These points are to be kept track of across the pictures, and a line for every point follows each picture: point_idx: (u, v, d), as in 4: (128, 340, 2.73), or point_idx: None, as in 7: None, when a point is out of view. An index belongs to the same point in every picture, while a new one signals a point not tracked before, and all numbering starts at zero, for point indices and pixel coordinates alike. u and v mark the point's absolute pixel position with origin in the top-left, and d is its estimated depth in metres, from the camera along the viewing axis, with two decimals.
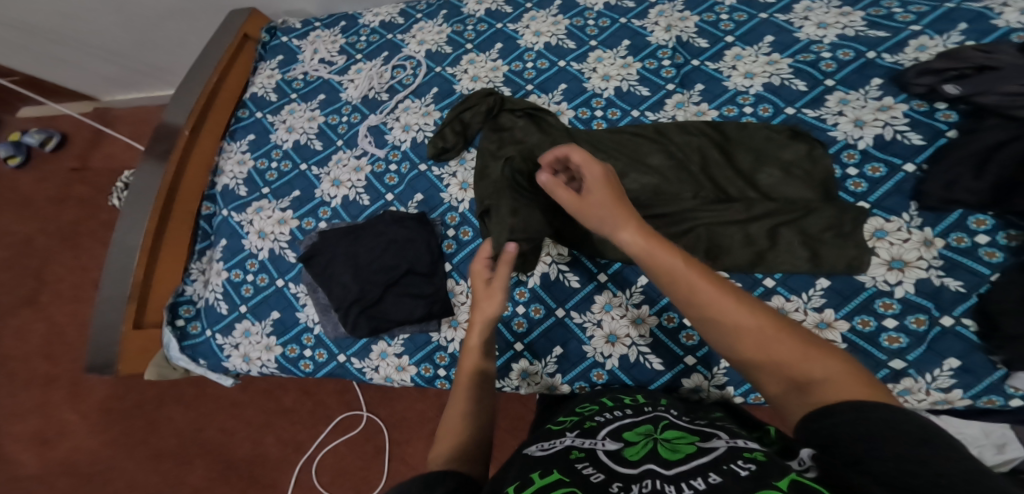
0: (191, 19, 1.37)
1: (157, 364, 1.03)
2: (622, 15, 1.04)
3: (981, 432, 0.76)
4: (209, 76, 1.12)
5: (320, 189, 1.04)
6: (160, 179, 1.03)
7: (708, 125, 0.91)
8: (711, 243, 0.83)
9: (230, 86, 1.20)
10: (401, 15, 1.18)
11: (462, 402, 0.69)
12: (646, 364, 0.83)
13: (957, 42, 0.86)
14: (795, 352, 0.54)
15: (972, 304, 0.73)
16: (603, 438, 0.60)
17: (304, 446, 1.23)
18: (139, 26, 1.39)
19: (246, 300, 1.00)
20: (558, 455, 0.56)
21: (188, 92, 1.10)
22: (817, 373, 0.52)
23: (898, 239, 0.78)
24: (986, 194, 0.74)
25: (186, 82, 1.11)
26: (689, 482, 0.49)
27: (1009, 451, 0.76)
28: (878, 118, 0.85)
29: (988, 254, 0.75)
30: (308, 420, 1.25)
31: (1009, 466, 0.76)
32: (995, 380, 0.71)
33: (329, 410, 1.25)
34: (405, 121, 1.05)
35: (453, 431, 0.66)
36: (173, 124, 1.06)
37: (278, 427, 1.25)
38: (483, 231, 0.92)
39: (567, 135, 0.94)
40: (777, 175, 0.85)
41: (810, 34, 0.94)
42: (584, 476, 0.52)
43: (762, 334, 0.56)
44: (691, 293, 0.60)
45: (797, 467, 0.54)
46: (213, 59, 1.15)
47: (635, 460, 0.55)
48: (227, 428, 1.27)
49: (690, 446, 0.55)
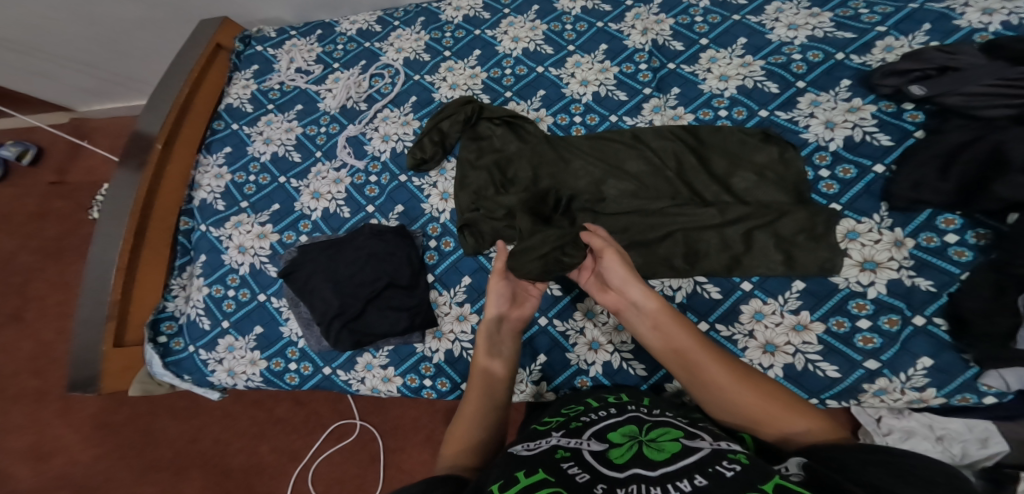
0: (161, 28, 1.35)
1: (140, 380, 1.01)
2: (598, 19, 1.04)
3: (964, 426, 0.74)
4: (180, 88, 1.10)
5: (299, 202, 1.03)
6: (135, 193, 1.01)
7: (683, 129, 0.91)
8: (689, 249, 0.84)
9: (203, 97, 1.18)
10: (378, 22, 1.17)
11: (472, 401, 0.71)
12: (629, 370, 0.83)
13: (921, 43, 0.87)
14: (776, 404, 0.61)
15: (942, 303, 0.75)
16: (589, 438, 0.60)
17: (300, 455, 1.22)
18: (111, 37, 1.37)
19: (228, 315, 0.99)
20: (543, 454, 0.57)
21: (160, 101, 1.08)
22: (795, 424, 0.59)
23: (869, 240, 0.79)
24: (952, 195, 0.76)
25: (156, 93, 1.09)
26: (675, 483, 0.49)
27: (991, 446, 0.73)
28: (847, 120, 0.86)
29: (957, 253, 0.76)
30: (302, 429, 1.24)
31: (992, 461, 0.73)
32: (967, 378, 0.72)
33: (322, 419, 1.24)
34: (384, 131, 1.04)
35: (460, 429, 0.69)
36: (147, 134, 1.05)
37: (273, 437, 1.25)
38: (466, 246, 0.92)
39: (545, 142, 0.95)
40: (751, 179, 0.85)
41: (781, 36, 0.95)
42: (569, 476, 0.52)
43: (755, 391, 0.62)
44: (694, 365, 0.65)
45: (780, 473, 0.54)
46: (185, 69, 1.13)
47: (621, 463, 0.55)
48: (221, 439, 1.26)
49: (675, 444, 0.56)
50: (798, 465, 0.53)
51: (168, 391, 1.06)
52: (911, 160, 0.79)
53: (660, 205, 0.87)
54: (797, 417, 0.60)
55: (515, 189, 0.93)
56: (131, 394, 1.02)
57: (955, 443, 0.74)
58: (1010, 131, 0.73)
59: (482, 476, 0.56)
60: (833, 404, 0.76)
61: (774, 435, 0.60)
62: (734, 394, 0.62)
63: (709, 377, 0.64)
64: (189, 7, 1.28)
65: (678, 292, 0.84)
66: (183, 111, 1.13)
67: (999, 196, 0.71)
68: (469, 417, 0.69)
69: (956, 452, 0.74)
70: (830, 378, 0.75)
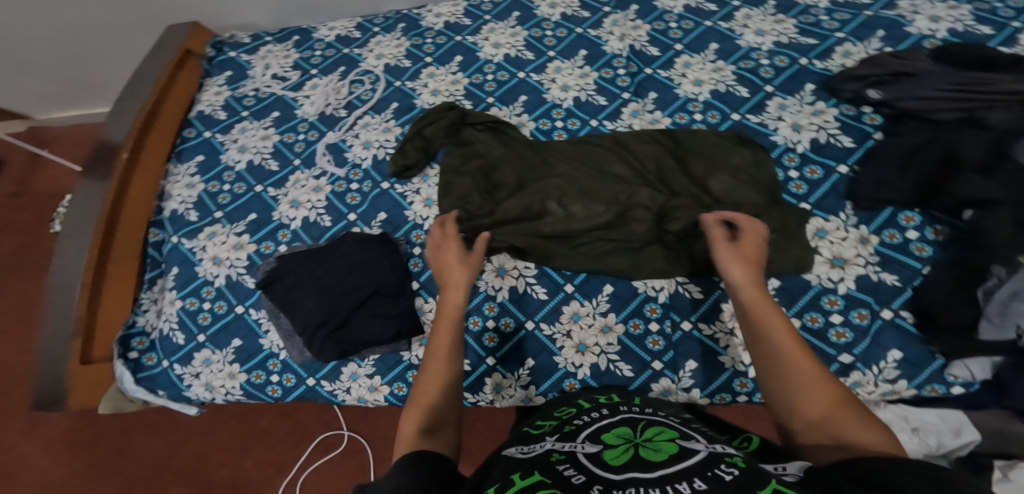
0: (125, 32, 1.30)
1: (111, 397, 0.99)
2: (577, 26, 1.05)
3: (937, 418, 0.76)
4: (147, 95, 1.07)
5: (277, 212, 1.01)
6: (102, 200, 0.98)
7: (661, 133, 0.93)
8: (669, 251, 0.86)
9: (173, 102, 1.14)
10: (357, 28, 1.16)
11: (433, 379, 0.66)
12: (617, 371, 0.84)
13: (876, 48, 0.92)
14: (843, 413, 0.55)
15: (908, 297, 0.78)
16: (582, 441, 0.61)
17: (286, 468, 1.20)
18: (73, 42, 1.32)
19: (204, 328, 0.96)
20: (539, 457, 0.57)
21: (127, 106, 1.05)
22: (857, 434, 0.54)
23: (837, 238, 0.82)
24: (912, 193, 0.79)
25: (122, 99, 1.05)
26: (675, 486, 0.49)
27: (964, 435, 0.75)
28: (813, 122, 0.89)
29: (917, 248, 0.80)
30: (288, 441, 1.22)
31: (965, 449, 0.75)
32: (935, 369, 0.75)
33: (308, 430, 1.23)
34: (365, 137, 1.03)
35: (430, 386, 0.66)
36: (112, 142, 1.01)
37: (257, 450, 1.22)
38: None
39: (529, 148, 0.96)
40: (727, 181, 0.86)
41: (749, 41, 0.98)
42: (565, 478, 0.53)
43: (831, 396, 0.57)
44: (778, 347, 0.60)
45: (777, 472, 0.52)
46: (153, 76, 1.10)
47: (617, 465, 0.55)
48: (202, 454, 1.23)
49: (672, 444, 0.57)
50: (797, 467, 0.52)
51: (139, 408, 1.03)
52: (876, 158, 0.83)
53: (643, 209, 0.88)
54: (866, 430, 0.54)
55: (500, 197, 0.93)
56: (100, 412, 0.99)
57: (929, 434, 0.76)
58: (960, 133, 0.77)
59: (478, 477, 0.55)
60: None
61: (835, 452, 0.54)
62: (812, 386, 0.57)
63: (791, 367, 0.59)
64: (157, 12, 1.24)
65: (661, 292, 0.87)
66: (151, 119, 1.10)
67: (959, 195, 0.74)
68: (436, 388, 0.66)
69: (931, 443, 0.75)
70: None
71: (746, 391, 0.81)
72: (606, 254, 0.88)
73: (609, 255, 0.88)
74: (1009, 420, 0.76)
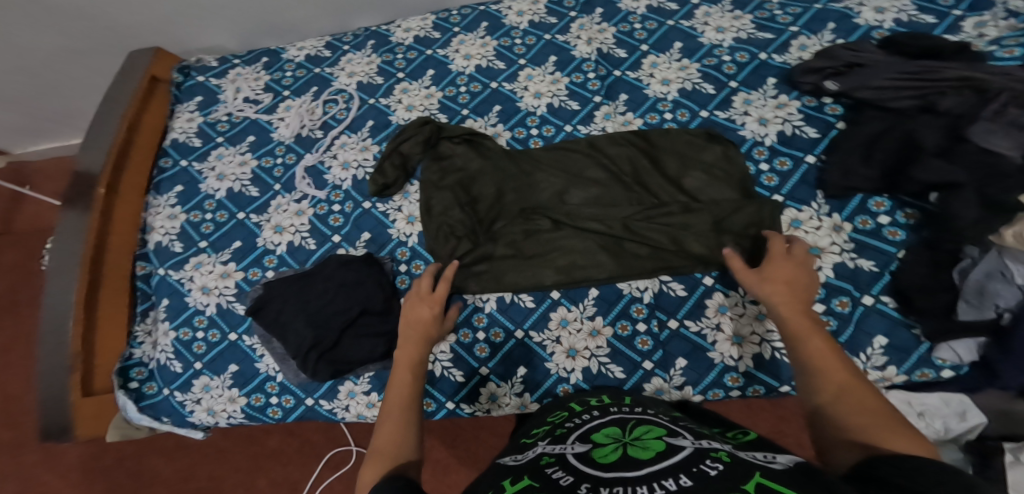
0: (89, 67, 1.28)
1: (117, 425, 0.99)
2: (546, 32, 1.05)
3: (942, 403, 0.80)
4: (118, 125, 1.05)
5: (261, 237, 1.01)
6: (85, 228, 0.97)
7: (635, 134, 0.93)
8: (657, 247, 0.86)
9: (145, 128, 1.13)
10: (326, 47, 1.16)
11: (390, 422, 0.65)
12: (608, 373, 0.85)
13: (829, 41, 0.94)
14: (867, 417, 0.53)
15: (886, 281, 0.79)
16: (573, 442, 0.62)
17: (299, 486, 1.22)
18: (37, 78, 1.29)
19: (199, 356, 0.97)
20: (530, 463, 0.58)
21: (97, 139, 1.02)
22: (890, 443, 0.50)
23: (811, 227, 0.83)
24: (878, 179, 0.80)
25: (92, 131, 1.03)
26: (661, 482, 0.50)
27: (971, 418, 0.80)
28: (777, 115, 0.90)
29: (891, 233, 0.81)
30: (298, 459, 1.24)
31: (973, 429, 0.80)
32: (923, 354, 0.76)
33: (317, 448, 1.24)
34: (342, 158, 1.03)
35: (394, 435, 0.63)
36: (89, 172, 0.99)
37: (270, 469, 1.24)
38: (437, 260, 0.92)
39: (506, 157, 0.96)
40: (701, 178, 0.88)
41: (711, 38, 0.99)
42: (554, 480, 0.53)
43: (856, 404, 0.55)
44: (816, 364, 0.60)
45: (765, 461, 0.52)
46: (120, 107, 1.07)
47: (604, 463, 0.56)
48: (216, 476, 1.25)
49: (660, 443, 0.57)
50: (786, 457, 0.52)
51: (148, 434, 1.04)
52: (837, 148, 0.84)
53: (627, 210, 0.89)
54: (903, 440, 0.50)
55: (482, 216, 0.93)
56: (109, 440, 1.00)
57: (937, 419, 0.80)
58: (915, 121, 0.79)
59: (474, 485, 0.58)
60: (789, 389, 0.81)
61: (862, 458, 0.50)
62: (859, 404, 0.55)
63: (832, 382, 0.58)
64: (119, 44, 1.22)
65: (646, 292, 0.87)
66: (124, 148, 1.08)
67: (920, 180, 0.75)
68: (399, 427, 0.64)
69: (938, 427, 0.80)
70: None
71: (738, 385, 0.82)
72: (596, 259, 0.87)
73: (599, 260, 0.87)
74: (1014, 401, 0.79)
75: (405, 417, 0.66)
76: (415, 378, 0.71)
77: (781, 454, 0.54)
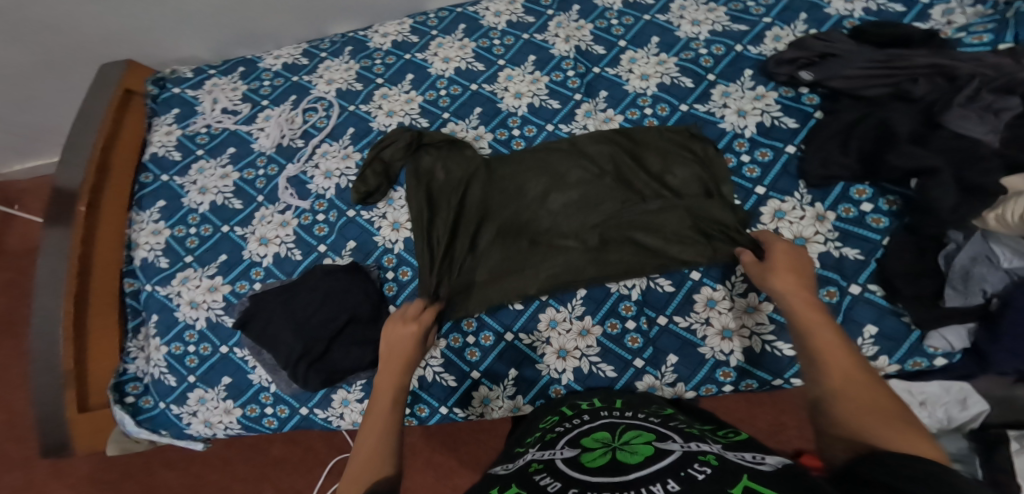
0: (67, 85, 1.27)
1: (116, 439, 1.00)
2: (524, 31, 1.05)
3: (942, 390, 0.81)
4: (94, 142, 1.03)
5: (247, 250, 1.01)
6: (68, 246, 0.97)
7: (617, 133, 0.92)
8: (643, 248, 0.86)
9: (122, 143, 1.12)
10: (304, 55, 1.15)
11: (369, 441, 0.63)
12: (600, 373, 0.84)
13: (802, 31, 0.94)
14: (868, 416, 0.51)
15: (872, 269, 0.78)
16: (562, 447, 0.62)
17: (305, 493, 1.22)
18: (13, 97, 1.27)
19: (193, 369, 0.97)
20: (519, 470, 0.58)
21: (76, 156, 1.01)
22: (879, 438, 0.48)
23: (795, 217, 0.83)
24: (856, 167, 0.80)
25: (69, 148, 1.01)
26: (649, 487, 0.50)
27: (972, 405, 0.81)
28: (756, 107, 0.90)
29: (874, 220, 0.80)
30: (302, 467, 1.24)
31: (977, 417, 0.81)
32: (913, 342, 0.75)
33: (321, 455, 1.25)
34: (325, 167, 1.03)
35: (374, 452, 0.61)
36: (69, 190, 0.99)
37: (275, 477, 1.24)
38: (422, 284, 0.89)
39: (488, 163, 0.95)
40: (684, 174, 0.88)
41: (687, 32, 0.98)
42: (541, 486, 0.53)
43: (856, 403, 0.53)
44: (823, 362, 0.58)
45: (753, 463, 0.52)
46: (94, 122, 1.05)
47: (593, 467, 0.56)
48: (223, 486, 1.25)
49: (648, 447, 0.57)
50: (775, 460, 0.52)
51: (147, 447, 1.05)
52: (815, 137, 0.83)
53: (611, 212, 0.89)
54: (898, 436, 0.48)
55: (465, 228, 0.92)
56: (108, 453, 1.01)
57: (937, 406, 0.82)
58: (890, 108, 0.79)
59: None
60: (787, 383, 0.80)
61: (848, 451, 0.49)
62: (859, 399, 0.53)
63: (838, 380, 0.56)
64: (94, 59, 1.20)
65: (634, 290, 0.87)
66: (103, 165, 1.07)
67: (895, 166, 0.75)
68: (375, 446, 0.62)
69: (941, 415, 0.82)
70: (787, 357, 0.80)
71: (730, 380, 0.82)
72: (584, 266, 0.87)
73: (587, 267, 0.86)
74: (1014, 386, 0.80)
75: (388, 437, 0.64)
76: (393, 405, 0.69)
77: (771, 457, 0.53)
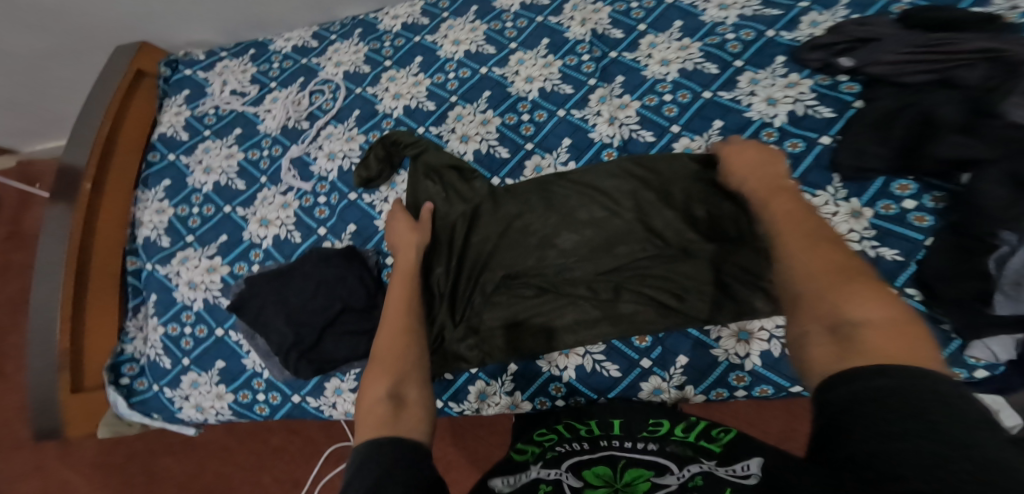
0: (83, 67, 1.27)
1: (108, 422, 0.98)
2: (538, 14, 1.01)
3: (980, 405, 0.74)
4: (100, 122, 1.03)
5: (247, 231, 0.98)
6: (69, 225, 0.96)
7: (633, 165, 0.85)
8: (656, 302, 0.78)
9: (132, 123, 1.12)
10: (314, 37, 1.14)
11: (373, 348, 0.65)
12: (603, 372, 0.78)
13: (843, 16, 0.88)
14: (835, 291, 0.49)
15: (912, 272, 0.72)
16: None
17: (301, 483, 1.18)
18: (27, 76, 1.26)
19: (187, 352, 0.95)
20: None
21: (80, 135, 1.01)
22: (854, 311, 0.46)
23: (827, 213, 0.77)
24: (896, 159, 0.74)
25: (76, 127, 1.01)
26: None
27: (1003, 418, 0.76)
28: (787, 95, 0.84)
29: (917, 219, 0.74)
30: (300, 457, 1.20)
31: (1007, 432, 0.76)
32: (953, 351, 0.69)
33: (318, 446, 1.20)
34: (329, 148, 1.00)
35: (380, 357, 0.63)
36: (73, 172, 0.98)
37: (273, 466, 1.20)
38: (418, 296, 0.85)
39: (490, 198, 0.87)
40: (708, 211, 0.80)
41: (713, 16, 0.94)
42: None
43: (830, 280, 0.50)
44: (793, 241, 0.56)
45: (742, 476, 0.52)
46: (105, 99, 1.06)
47: None
48: (222, 473, 1.22)
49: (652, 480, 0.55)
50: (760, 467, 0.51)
51: (140, 430, 1.02)
52: (850, 128, 0.78)
53: (624, 258, 0.81)
54: (870, 303, 0.46)
55: (469, 273, 0.84)
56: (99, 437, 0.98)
57: None
58: (936, 96, 0.73)
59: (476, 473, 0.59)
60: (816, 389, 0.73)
61: (831, 346, 0.45)
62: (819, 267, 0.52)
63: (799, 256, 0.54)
64: (109, 41, 1.21)
65: None
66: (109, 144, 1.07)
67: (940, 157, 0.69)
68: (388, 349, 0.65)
69: None
70: None
71: (744, 385, 0.75)
72: (592, 322, 0.79)
73: (598, 319, 0.79)
74: None
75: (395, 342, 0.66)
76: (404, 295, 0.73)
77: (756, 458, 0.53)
